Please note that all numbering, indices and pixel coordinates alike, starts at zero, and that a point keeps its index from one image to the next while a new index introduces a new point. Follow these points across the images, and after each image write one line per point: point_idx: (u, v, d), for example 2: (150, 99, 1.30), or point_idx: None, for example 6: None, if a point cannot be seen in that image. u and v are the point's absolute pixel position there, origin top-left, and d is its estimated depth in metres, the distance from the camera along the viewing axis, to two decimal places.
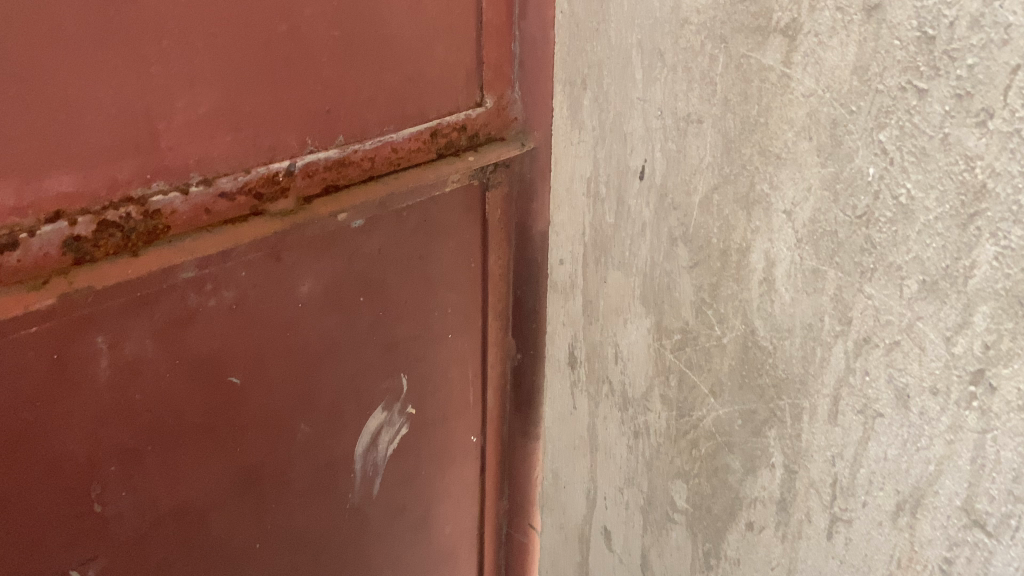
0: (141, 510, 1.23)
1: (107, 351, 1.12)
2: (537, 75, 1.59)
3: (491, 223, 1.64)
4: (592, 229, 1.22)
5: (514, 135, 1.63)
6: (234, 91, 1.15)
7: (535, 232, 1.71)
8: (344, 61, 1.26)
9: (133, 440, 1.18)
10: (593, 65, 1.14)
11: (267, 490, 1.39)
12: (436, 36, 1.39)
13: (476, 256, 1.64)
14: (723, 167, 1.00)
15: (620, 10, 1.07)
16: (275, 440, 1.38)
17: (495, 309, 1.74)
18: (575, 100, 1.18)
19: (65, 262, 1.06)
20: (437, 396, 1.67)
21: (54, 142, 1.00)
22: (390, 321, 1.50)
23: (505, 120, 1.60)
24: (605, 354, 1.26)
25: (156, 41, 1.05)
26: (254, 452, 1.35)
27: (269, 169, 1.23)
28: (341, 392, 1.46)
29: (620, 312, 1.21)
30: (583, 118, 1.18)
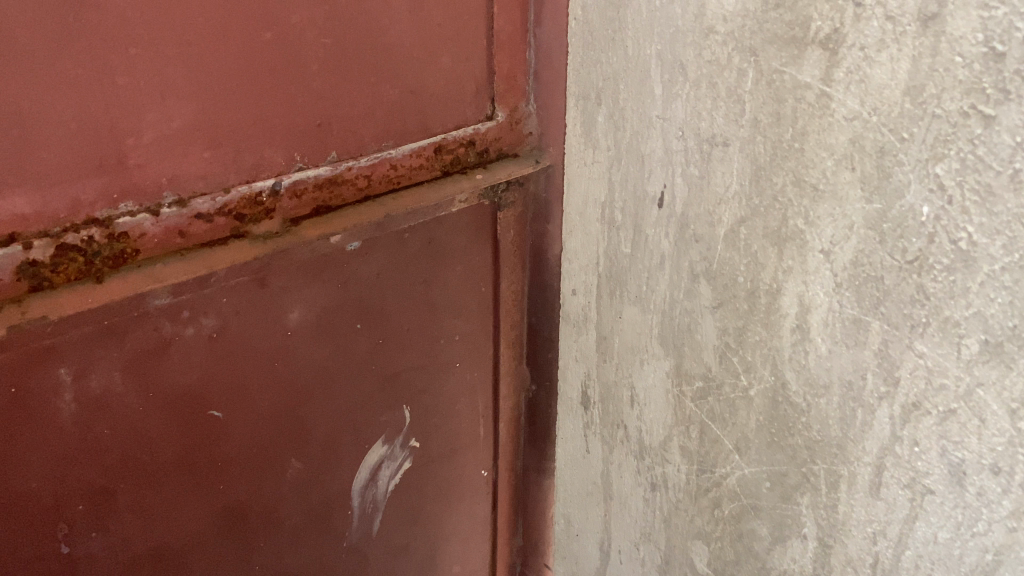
0: (112, 547, 1.20)
1: (72, 386, 1.09)
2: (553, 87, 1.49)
3: (503, 246, 1.57)
4: (607, 260, 1.10)
5: (528, 152, 1.54)
6: (210, 103, 1.08)
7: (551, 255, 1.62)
8: (335, 70, 1.19)
9: (103, 479, 1.15)
10: (609, 78, 1.02)
11: (254, 528, 1.36)
12: (441, 44, 1.31)
13: (486, 279, 1.57)
14: (751, 199, 0.88)
15: (637, 17, 0.95)
16: (262, 476, 1.34)
17: (508, 336, 1.67)
18: (590, 115, 1.07)
19: (20, 288, 1.02)
20: (441, 426, 1.61)
21: (10, 156, 0.95)
22: (389, 350, 1.45)
23: (519, 135, 1.52)
24: (620, 397, 1.14)
25: (122, 50, 0.98)
26: (239, 490, 1.32)
27: (252, 188, 1.18)
28: (334, 425, 1.42)
29: (638, 353, 1.09)
30: (597, 137, 1.06)
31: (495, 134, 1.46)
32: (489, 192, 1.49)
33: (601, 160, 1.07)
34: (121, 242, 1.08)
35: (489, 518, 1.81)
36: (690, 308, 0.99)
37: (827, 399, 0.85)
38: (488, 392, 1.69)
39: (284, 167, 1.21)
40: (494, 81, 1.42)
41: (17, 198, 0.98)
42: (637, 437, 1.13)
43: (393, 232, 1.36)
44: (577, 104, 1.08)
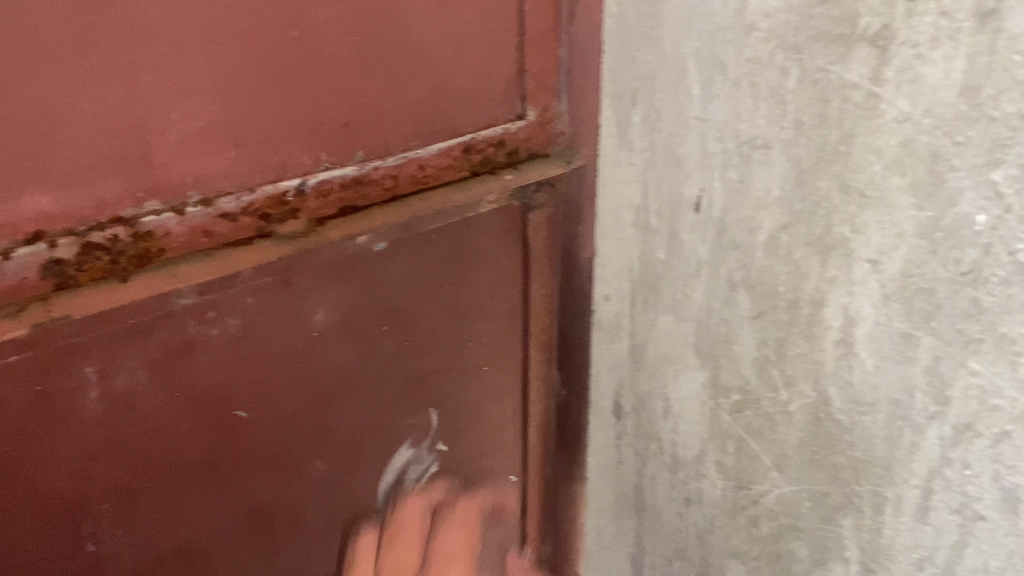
0: (135, 547, 1.19)
1: (96, 384, 1.08)
2: (586, 86, 1.44)
3: (535, 249, 1.51)
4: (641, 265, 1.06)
5: (558, 152, 1.49)
6: (236, 102, 1.06)
7: (581, 258, 1.58)
8: (363, 68, 1.17)
9: (126, 479, 1.14)
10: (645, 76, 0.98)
11: (279, 531, 1.35)
12: (472, 42, 1.27)
13: (515, 282, 1.52)
14: (794, 204, 0.83)
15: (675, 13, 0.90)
16: (287, 479, 1.33)
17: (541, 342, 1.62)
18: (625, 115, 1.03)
19: (46, 286, 1.03)
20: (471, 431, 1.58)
21: (31, 154, 0.94)
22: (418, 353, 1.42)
23: (550, 134, 1.46)
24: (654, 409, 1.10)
25: (147, 48, 0.97)
26: (265, 492, 1.30)
27: (277, 188, 1.16)
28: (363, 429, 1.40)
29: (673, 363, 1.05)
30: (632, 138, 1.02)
31: (528, 134, 1.43)
32: (520, 194, 1.44)
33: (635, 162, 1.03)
34: (145, 242, 1.08)
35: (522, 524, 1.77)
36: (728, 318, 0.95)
37: (873, 417, 0.81)
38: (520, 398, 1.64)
39: (310, 167, 1.19)
40: (528, 79, 1.38)
41: (40, 197, 0.97)
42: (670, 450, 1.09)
43: (421, 233, 1.33)
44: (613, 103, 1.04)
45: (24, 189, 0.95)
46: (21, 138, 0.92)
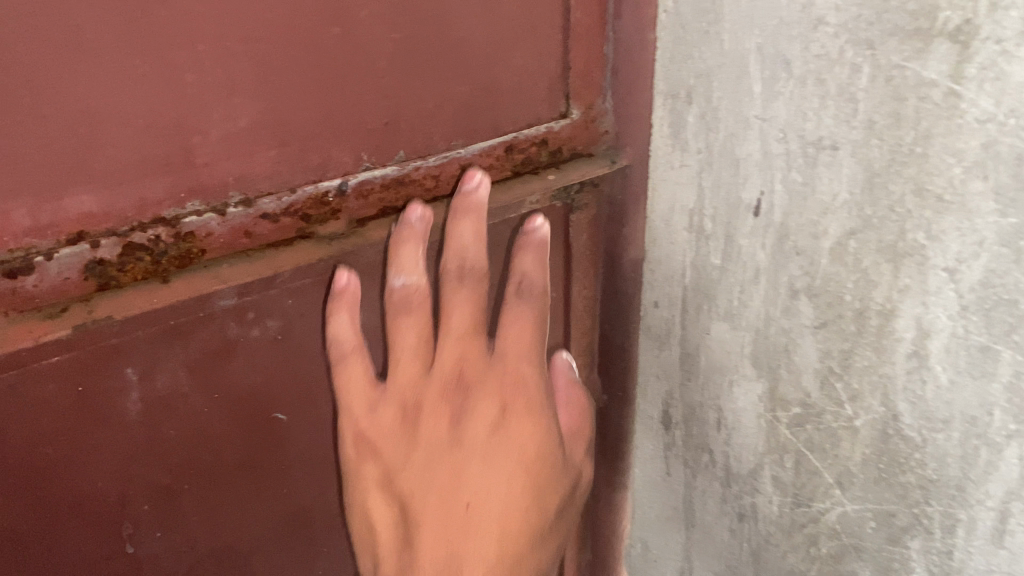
0: (176, 544, 1.22)
1: (138, 385, 1.09)
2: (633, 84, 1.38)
3: (574, 250, 1.50)
4: (692, 265, 1.04)
5: (603, 152, 1.43)
6: (277, 101, 1.04)
7: (626, 260, 1.53)
8: (405, 65, 1.13)
9: (166, 479, 1.17)
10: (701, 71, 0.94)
11: (315, 530, 1.40)
12: (516, 39, 1.24)
13: (557, 284, 1.53)
14: (863, 208, 0.79)
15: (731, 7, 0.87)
16: (323, 480, 1.37)
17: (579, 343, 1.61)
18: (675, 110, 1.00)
19: (88, 287, 1.01)
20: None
21: (73, 154, 0.92)
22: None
23: (593, 133, 1.41)
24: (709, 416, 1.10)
25: (189, 46, 0.94)
26: (301, 493, 1.35)
27: (317, 188, 1.14)
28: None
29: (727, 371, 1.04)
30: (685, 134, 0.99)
31: (570, 133, 1.39)
32: (562, 195, 1.42)
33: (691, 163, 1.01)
34: (187, 242, 1.05)
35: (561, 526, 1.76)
36: (789, 328, 0.92)
37: (947, 435, 0.78)
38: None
39: (351, 166, 1.16)
40: (571, 76, 1.34)
41: (82, 198, 0.95)
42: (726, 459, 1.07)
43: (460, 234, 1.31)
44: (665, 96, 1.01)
45: (65, 190, 0.94)
46: (63, 139, 0.91)
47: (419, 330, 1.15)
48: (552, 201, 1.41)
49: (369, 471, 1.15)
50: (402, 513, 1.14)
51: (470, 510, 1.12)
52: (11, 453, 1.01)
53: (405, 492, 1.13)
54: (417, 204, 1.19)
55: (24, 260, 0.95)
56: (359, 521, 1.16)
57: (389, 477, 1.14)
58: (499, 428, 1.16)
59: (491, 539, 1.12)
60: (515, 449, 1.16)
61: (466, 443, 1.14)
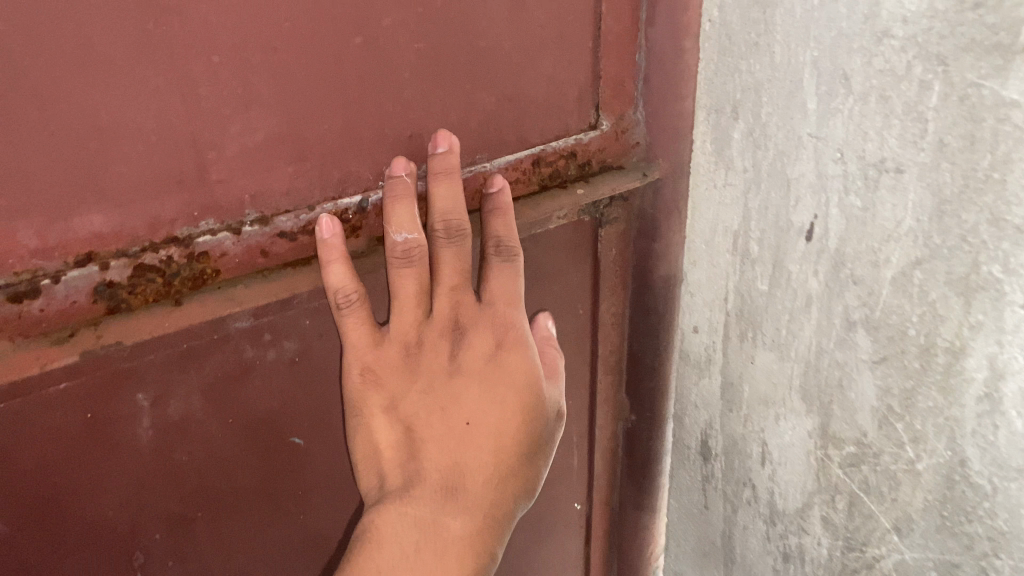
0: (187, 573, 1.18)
1: (150, 410, 1.04)
2: (666, 95, 1.31)
3: (604, 268, 1.45)
4: (737, 290, 1.18)
5: (633, 164, 1.38)
6: (297, 114, 0.99)
7: (658, 278, 1.48)
8: (430, 75, 1.08)
9: (179, 506, 1.13)
10: (761, 85, 1.02)
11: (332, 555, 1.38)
12: (544, 47, 1.18)
13: (585, 302, 1.47)
14: (931, 238, 0.86)
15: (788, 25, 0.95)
16: (340, 505, 1.35)
17: (607, 360, 1.57)
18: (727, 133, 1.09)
19: (97, 310, 0.95)
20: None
21: (82, 171, 0.87)
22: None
23: (624, 145, 1.37)
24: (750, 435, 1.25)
25: (205, 57, 0.89)
26: (318, 517, 1.33)
27: (337, 206, 1.08)
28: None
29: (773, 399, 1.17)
30: (733, 155, 1.10)
31: (599, 144, 1.33)
32: (589, 209, 1.37)
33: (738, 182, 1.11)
34: (201, 263, 1.00)
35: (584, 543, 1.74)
36: (842, 360, 1.03)
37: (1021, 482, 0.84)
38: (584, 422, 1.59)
39: (371, 182, 1.11)
40: (600, 86, 1.29)
41: (92, 217, 0.90)
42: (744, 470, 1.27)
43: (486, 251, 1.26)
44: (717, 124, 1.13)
45: (74, 209, 0.88)
46: (70, 155, 0.85)
47: (420, 277, 1.12)
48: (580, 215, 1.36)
49: (373, 399, 1.13)
50: (406, 439, 1.13)
51: (473, 428, 1.13)
52: (17, 487, 0.95)
53: (409, 416, 1.14)
54: (400, 157, 1.08)
55: (29, 283, 0.89)
56: (362, 446, 1.14)
57: (390, 402, 1.13)
58: (501, 361, 1.17)
59: (495, 444, 1.13)
60: (507, 381, 1.16)
61: (466, 370, 1.15)
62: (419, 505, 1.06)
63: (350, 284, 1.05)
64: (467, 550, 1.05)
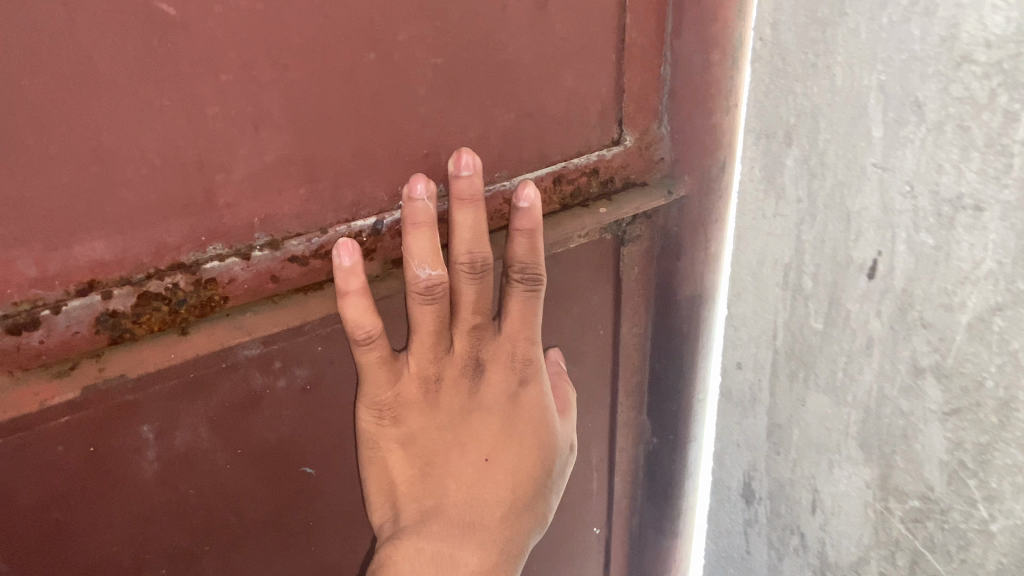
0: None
1: (155, 443, 0.98)
2: (692, 109, 1.26)
3: (627, 289, 1.40)
4: (785, 325, 1.18)
5: (658, 180, 1.32)
6: (308, 135, 0.92)
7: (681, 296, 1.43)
8: (448, 91, 1.02)
9: (187, 542, 1.07)
10: (817, 109, 0.99)
11: None
12: (567, 61, 1.12)
13: (605, 323, 1.42)
14: (1016, 283, 0.82)
15: (848, 47, 0.92)
16: (354, 536, 1.30)
17: (628, 380, 1.52)
18: (774, 159, 1.10)
19: (99, 341, 0.89)
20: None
21: (81, 198, 0.80)
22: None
23: (648, 161, 1.31)
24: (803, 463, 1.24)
25: (212, 76, 0.83)
26: (331, 550, 1.28)
27: (351, 228, 1.02)
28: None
29: (825, 443, 1.17)
30: (784, 184, 1.09)
31: (623, 160, 1.27)
32: (610, 227, 1.31)
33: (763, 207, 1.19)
34: (210, 288, 0.94)
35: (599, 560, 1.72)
36: (906, 410, 1.01)
37: None
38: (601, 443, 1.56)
39: (387, 202, 1.04)
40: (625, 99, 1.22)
41: (93, 247, 0.84)
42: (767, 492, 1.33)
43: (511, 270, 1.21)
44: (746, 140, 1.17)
45: (74, 239, 0.82)
46: (68, 181, 0.79)
47: (440, 313, 1.05)
48: (601, 233, 1.30)
49: (392, 434, 1.09)
50: (423, 474, 1.10)
51: (492, 463, 1.12)
52: (15, 526, 0.90)
53: (428, 452, 1.10)
54: (421, 176, 0.98)
55: (29, 313, 0.83)
56: (376, 481, 1.10)
57: (407, 437, 1.09)
58: (516, 399, 1.15)
59: (508, 480, 1.12)
60: (523, 422, 1.15)
61: (488, 407, 1.14)
62: (437, 537, 1.05)
63: (370, 321, 0.97)
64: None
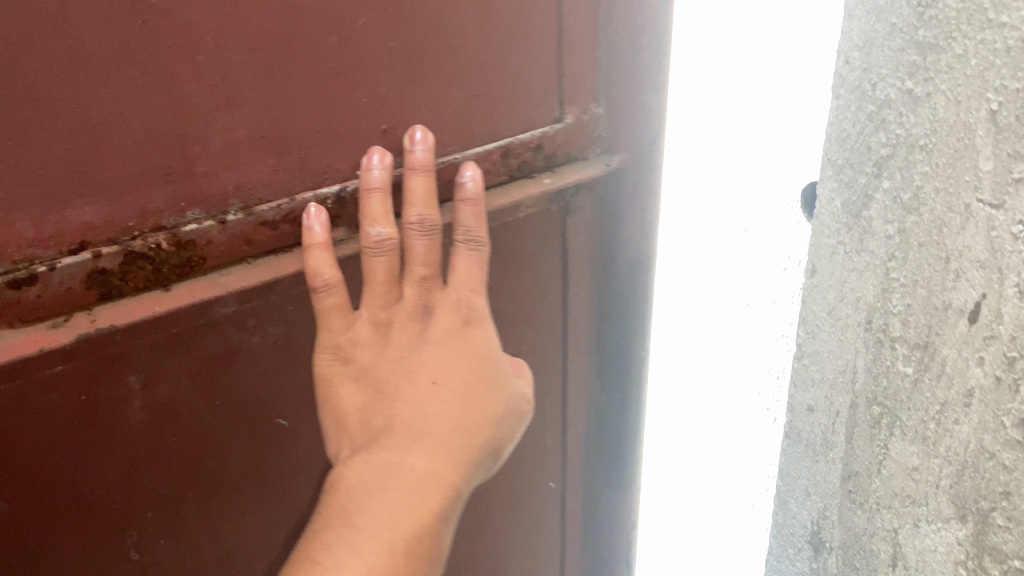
0: (178, 550, 1.25)
1: (140, 392, 1.09)
2: (631, 88, 1.41)
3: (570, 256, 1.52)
4: (867, 370, 1.10)
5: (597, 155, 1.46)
6: (276, 110, 1.05)
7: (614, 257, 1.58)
8: (400, 73, 1.14)
9: (170, 487, 1.19)
10: (916, 139, 0.93)
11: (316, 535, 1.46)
12: (511, 45, 1.24)
13: (554, 289, 1.54)
14: None
15: (953, 73, 0.86)
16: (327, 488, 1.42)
17: (577, 343, 1.64)
18: (862, 195, 1.04)
19: (89, 296, 1.01)
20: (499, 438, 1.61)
21: (66, 167, 0.93)
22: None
23: (590, 138, 1.43)
24: (883, 513, 1.13)
25: (189, 56, 0.95)
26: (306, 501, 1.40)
27: (317, 195, 1.15)
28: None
29: (912, 500, 1.07)
30: (873, 218, 1.03)
31: (569, 138, 1.40)
32: (555, 198, 1.42)
33: (800, 235, 1.31)
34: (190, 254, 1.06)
35: (554, 516, 1.85)
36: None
37: None
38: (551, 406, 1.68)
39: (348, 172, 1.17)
40: (566, 82, 1.35)
41: (82, 211, 0.96)
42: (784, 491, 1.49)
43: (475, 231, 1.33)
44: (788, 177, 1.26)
45: (65, 204, 0.94)
46: (58, 151, 0.91)
47: (391, 264, 1.13)
48: (548, 203, 1.42)
49: (342, 368, 1.14)
50: (373, 400, 1.13)
51: (437, 388, 1.13)
52: (18, 465, 1.02)
53: (378, 380, 1.14)
54: (377, 150, 1.11)
55: (26, 270, 0.95)
56: (330, 415, 1.14)
57: (357, 368, 1.14)
58: (458, 337, 1.17)
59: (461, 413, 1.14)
60: (469, 354, 1.17)
61: (431, 342, 1.16)
62: (384, 446, 1.07)
63: (331, 270, 1.08)
64: (430, 487, 1.05)
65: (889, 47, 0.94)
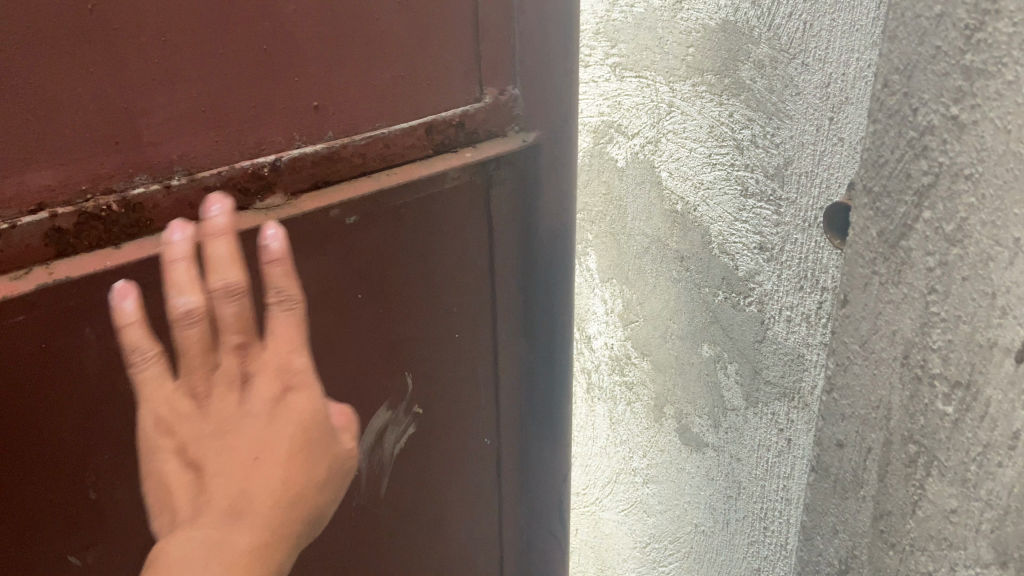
0: (140, 505, 1.35)
1: (96, 341, 1.20)
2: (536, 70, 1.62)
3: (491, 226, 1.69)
4: (903, 407, 1.03)
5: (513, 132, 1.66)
6: (215, 88, 1.20)
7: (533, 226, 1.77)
8: (328, 55, 1.32)
9: (126, 431, 1.28)
10: (960, 168, 0.90)
11: None
12: (427, 33, 1.43)
13: (481, 253, 1.70)
14: None
15: (1004, 102, 0.85)
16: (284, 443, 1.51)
17: (507, 302, 1.81)
18: (899, 224, 0.97)
19: (47, 252, 1.13)
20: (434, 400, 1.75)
21: (32, 136, 1.07)
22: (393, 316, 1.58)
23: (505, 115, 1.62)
24: (918, 555, 1.06)
25: (134, 39, 1.11)
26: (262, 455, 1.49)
27: (254, 164, 1.29)
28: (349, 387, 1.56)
29: (951, 542, 1.01)
30: (910, 249, 0.97)
31: (486, 115, 1.59)
32: (474, 171, 1.60)
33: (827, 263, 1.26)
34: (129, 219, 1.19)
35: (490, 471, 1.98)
36: None
37: None
38: (484, 365, 1.84)
39: (282, 142, 1.32)
40: (479, 60, 1.54)
41: (39, 176, 1.09)
42: (763, 483, 1.58)
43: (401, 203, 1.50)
44: (753, 309, 1.46)
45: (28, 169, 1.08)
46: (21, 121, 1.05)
47: (203, 339, 0.99)
48: (467, 175, 1.59)
49: (166, 441, 0.98)
50: (193, 474, 0.98)
51: (258, 465, 0.99)
52: None
53: (196, 454, 0.98)
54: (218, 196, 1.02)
55: None
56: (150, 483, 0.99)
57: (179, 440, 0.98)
58: (294, 398, 1.02)
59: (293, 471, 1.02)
60: (293, 424, 1.01)
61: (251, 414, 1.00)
62: (206, 525, 0.95)
63: (150, 344, 0.97)
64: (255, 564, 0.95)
65: (934, 71, 0.90)
